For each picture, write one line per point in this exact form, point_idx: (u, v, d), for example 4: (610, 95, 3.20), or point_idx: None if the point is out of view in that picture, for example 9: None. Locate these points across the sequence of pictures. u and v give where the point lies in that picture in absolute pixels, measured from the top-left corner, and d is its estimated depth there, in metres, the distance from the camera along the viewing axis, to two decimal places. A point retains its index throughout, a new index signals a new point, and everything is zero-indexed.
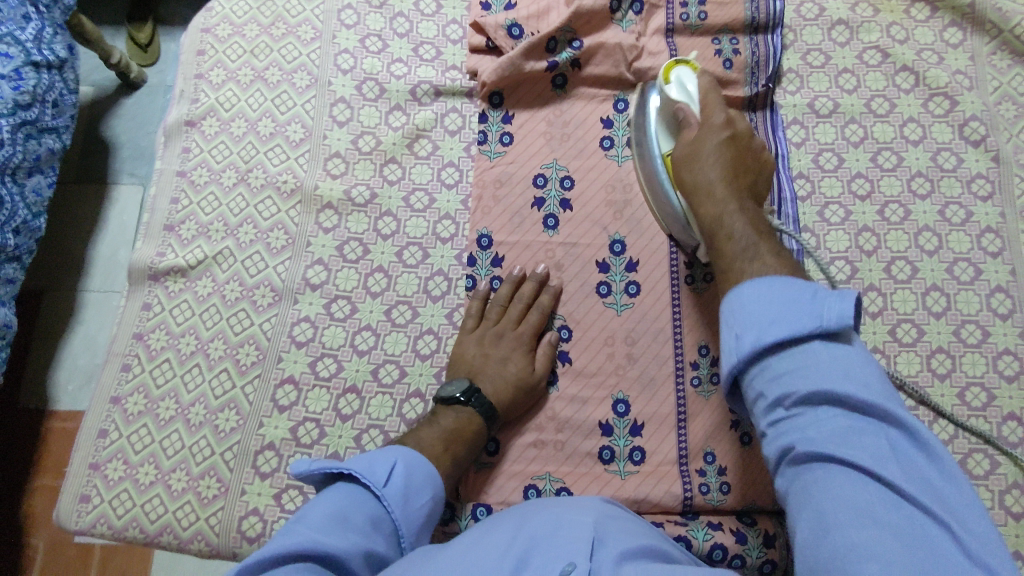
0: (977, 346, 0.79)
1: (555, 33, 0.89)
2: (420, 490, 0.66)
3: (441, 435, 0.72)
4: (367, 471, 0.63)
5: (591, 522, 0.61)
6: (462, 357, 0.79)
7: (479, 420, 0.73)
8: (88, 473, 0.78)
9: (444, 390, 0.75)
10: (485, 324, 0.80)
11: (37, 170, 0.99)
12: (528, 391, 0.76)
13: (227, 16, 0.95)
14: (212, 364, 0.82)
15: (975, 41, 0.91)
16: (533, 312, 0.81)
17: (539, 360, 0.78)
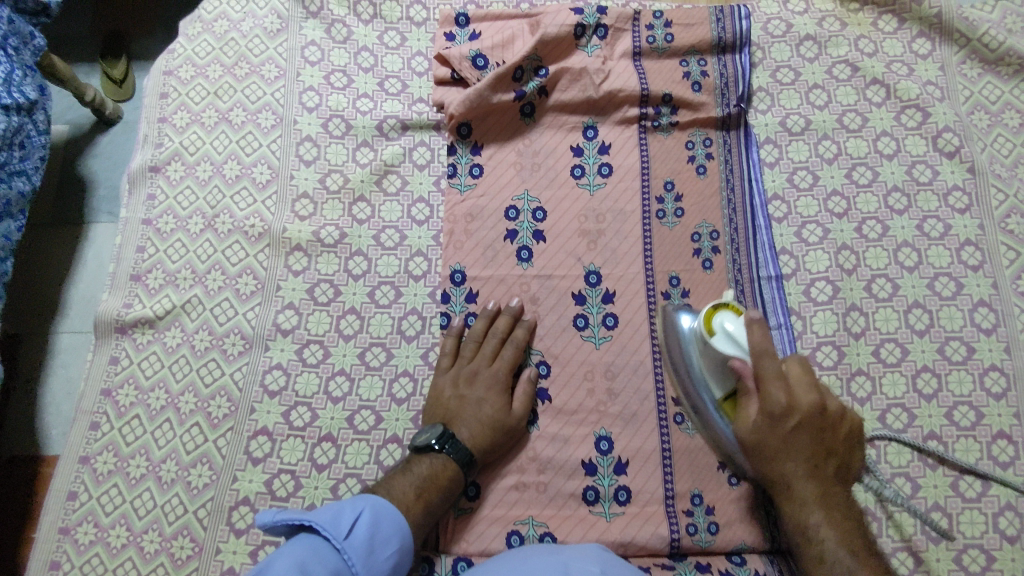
0: (963, 363, 0.78)
1: (522, 62, 0.87)
2: (386, 542, 0.64)
3: (414, 483, 0.70)
4: (330, 522, 0.62)
5: (598, 573, 0.61)
6: (438, 401, 0.77)
7: (455, 466, 0.71)
8: (58, 538, 0.76)
9: (419, 438, 0.73)
10: (460, 363, 0.78)
11: (8, 215, 0.97)
12: (507, 433, 0.74)
13: (188, 57, 0.94)
14: (183, 418, 0.79)
15: (945, 51, 0.90)
16: (507, 347, 0.79)
17: (517, 399, 0.76)
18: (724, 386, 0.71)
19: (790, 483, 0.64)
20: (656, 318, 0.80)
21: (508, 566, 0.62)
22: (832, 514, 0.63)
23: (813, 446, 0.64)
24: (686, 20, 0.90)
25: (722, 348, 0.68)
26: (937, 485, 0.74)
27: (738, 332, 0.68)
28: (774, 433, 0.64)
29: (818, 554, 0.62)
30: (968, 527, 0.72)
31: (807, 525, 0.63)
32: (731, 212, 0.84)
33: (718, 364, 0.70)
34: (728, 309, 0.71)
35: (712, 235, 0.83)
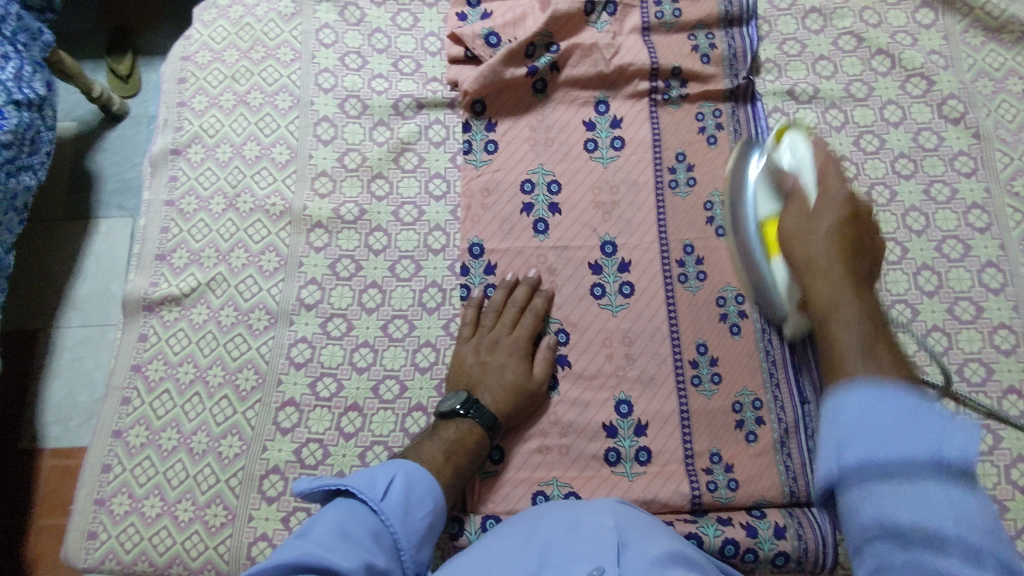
0: (972, 322, 0.80)
1: (533, 38, 0.89)
2: (420, 503, 0.66)
3: (443, 446, 0.72)
4: (366, 485, 0.64)
5: (611, 525, 0.62)
6: (461, 369, 0.79)
7: (480, 430, 0.74)
8: (94, 509, 0.78)
9: (443, 404, 0.75)
10: (481, 332, 0.80)
11: (13, 209, 0.99)
12: (529, 398, 0.76)
13: (205, 42, 0.96)
14: (212, 392, 0.81)
15: (948, 21, 0.92)
16: (526, 316, 0.81)
17: (537, 365, 0.78)
18: (774, 202, 0.73)
19: (837, 309, 0.50)
20: (671, 285, 0.82)
21: (526, 525, 0.64)
22: (872, 325, 0.48)
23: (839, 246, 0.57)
24: None
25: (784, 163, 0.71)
26: None
27: (795, 150, 0.70)
28: (827, 248, 0.57)
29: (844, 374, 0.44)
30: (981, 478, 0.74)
31: (837, 334, 0.47)
32: None
33: (775, 177, 0.72)
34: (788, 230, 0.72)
35: None
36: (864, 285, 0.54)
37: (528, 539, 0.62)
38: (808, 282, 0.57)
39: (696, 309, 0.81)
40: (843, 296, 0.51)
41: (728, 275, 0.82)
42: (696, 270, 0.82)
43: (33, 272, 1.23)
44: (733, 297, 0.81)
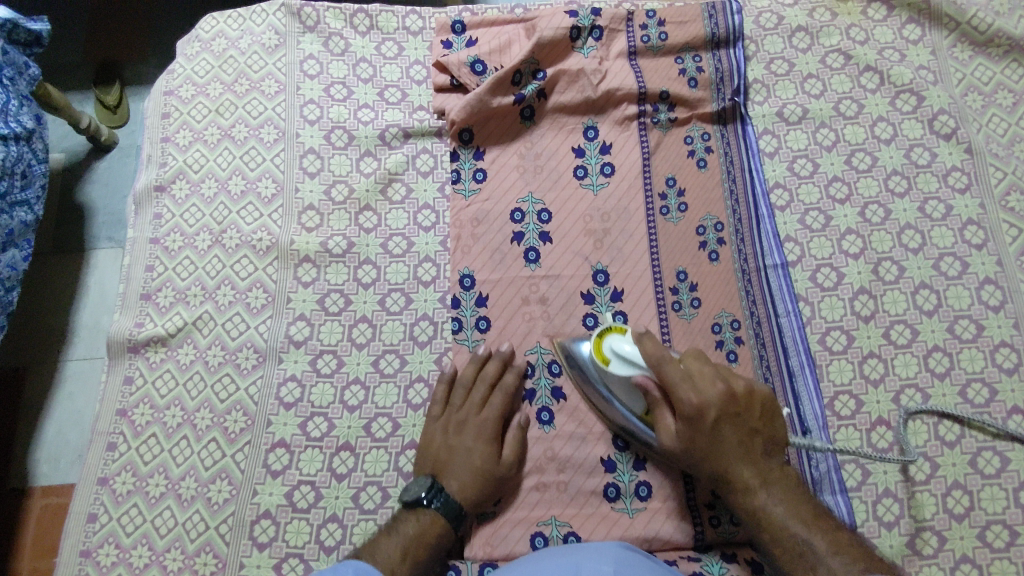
0: (973, 341, 0.78)
1: (519, 66, 0.88)
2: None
3: (400, 543, 0.68)
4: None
5: (610, 571, 0.61)
6: (430, 450, 0.75)
7: (443, 521, 0.71)
8: (80, 561, 0.75)
9: (408, 491, 0.72)
10: (450, 410, 0.77)
11: (12, 244, 0.97)
12: (497, 484, 0.73)
13: (188, 77, 0.95)
14: (200, 435, 0.79)
15: (935, 36, 0.92)
16: (497, 392, 0.77)
17: (507, 446, 0.74)
18: (637, 399, 0.72)
19: (734, 471, 0.68)
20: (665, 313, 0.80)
21: (521, 571, 0.63)
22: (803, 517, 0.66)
23: (739, 434, 0.68)
24: (679, 17, 0.91)
25: (621, 370, 0.71)
26: (957, 463, 0.74)
27: (633, 354, 0.71)
28: (710, 435, 0.68)
29: (801, 549, 0.65)
30: (990, 503, 0.72)
31: (774, 519, 0.66)
32: (734, 203, 0.85)
33: (623, 385, 0.72)
34: (615, 333, 0.73)
35: (716, 227, 0.84)
36: (754, 439, 0.68)
37: None
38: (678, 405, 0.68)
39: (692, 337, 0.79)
40: (755, 477, 0.67)
41: (722, 300, 0.80)
42: (691, 297, 0.81)
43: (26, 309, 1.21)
44: (728, 323, 0.79)
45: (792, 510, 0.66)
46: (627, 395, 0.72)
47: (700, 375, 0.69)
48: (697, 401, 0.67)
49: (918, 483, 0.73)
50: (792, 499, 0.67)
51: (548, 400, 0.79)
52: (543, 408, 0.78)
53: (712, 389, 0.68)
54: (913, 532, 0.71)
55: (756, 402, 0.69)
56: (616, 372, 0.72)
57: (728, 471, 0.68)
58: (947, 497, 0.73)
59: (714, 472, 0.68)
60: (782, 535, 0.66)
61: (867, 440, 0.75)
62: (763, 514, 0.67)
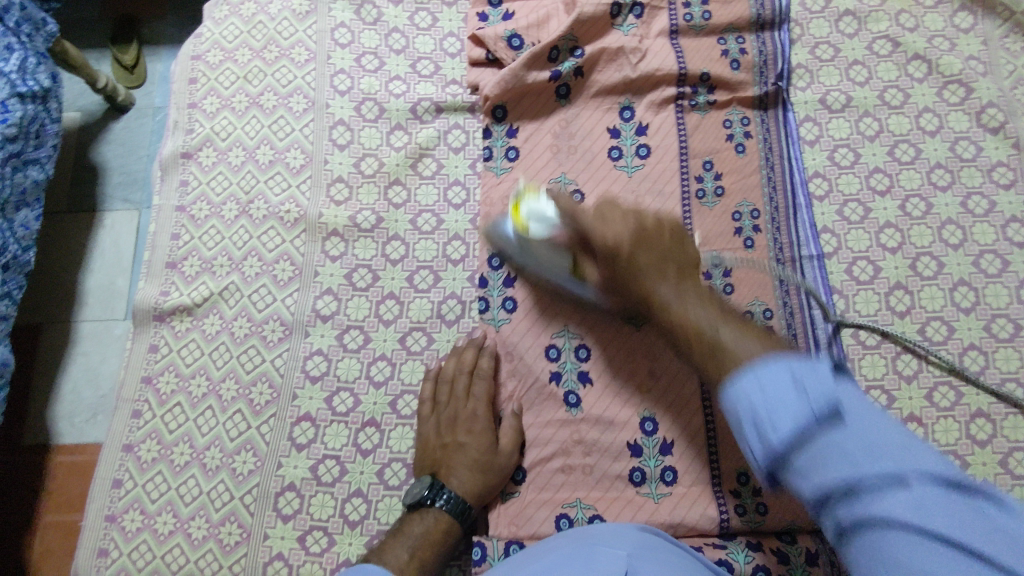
0: (1009, 341, 0.77)
1: (556, 42, 0.86)
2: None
3: (407, 546, 0.68)
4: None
5: (625, 556, 0.60)
6: (426, 450, 0.75)
7: (447, 518, 0.70)
8: (105, 526, 0.76)
9: (409, 492, 0.71)
10: (440, 408, 0.76)
11: (24, 204, 0.97)
12: (499, 473, 0.73)
13: (216, 41, 0.93)
14: (225, 405, 0.79)
15: (987, 25, 0.89)
16: (484, 384, 0.76)
17: (503, 436, 0.74)
18: (568, 257, 0.76)
19: (663, 295, 0.66)
20: None
21: (536, 560, 0.62)
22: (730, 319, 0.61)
23: (653, 261, 0.67)
24: None
25: (540, 231, 0.76)
26: (987, 463, 0.73)
27: (545, 213, 0.76)
28: (610, 223, 0.70)
29: (710, 345, 0.58)
30: None
31: (680, 314, 0.64)
32: (771, 190, 0.83)
33: (547, 247, 0.76)
34: (529, 197, 0.77)
35: (752, 214, 0.82)
36: (667, 266, 0.67)
37: (541, 573, 0.59)
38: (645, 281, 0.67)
39: None
40: (670, 291, 0.66)
41: (756, 289, 0.79)
42: (723, 284, 0.80)
43: (44, 267, 1.20)
44: (761, 312, 0.78)
45: (713, 311, 0.62)
46: (551, 255, 0.76)
47: (612, 214, 0.71)
48: (610, 239, 0.69)
49: None
50: (715, 306, 0.63)
51: (574, 384, 0.78)
52: (569, 391, 0.77)
53: (617, 226, 0.70)
54: None
55: (664, 227, 0.70)
56: (536, 236, 0.76)
57: (638, 272, 0.68)
58: None
59: (639, 294, 0.68)
60: (691, 329, 0.62)
61: None
62: (677, 310, 0.64)
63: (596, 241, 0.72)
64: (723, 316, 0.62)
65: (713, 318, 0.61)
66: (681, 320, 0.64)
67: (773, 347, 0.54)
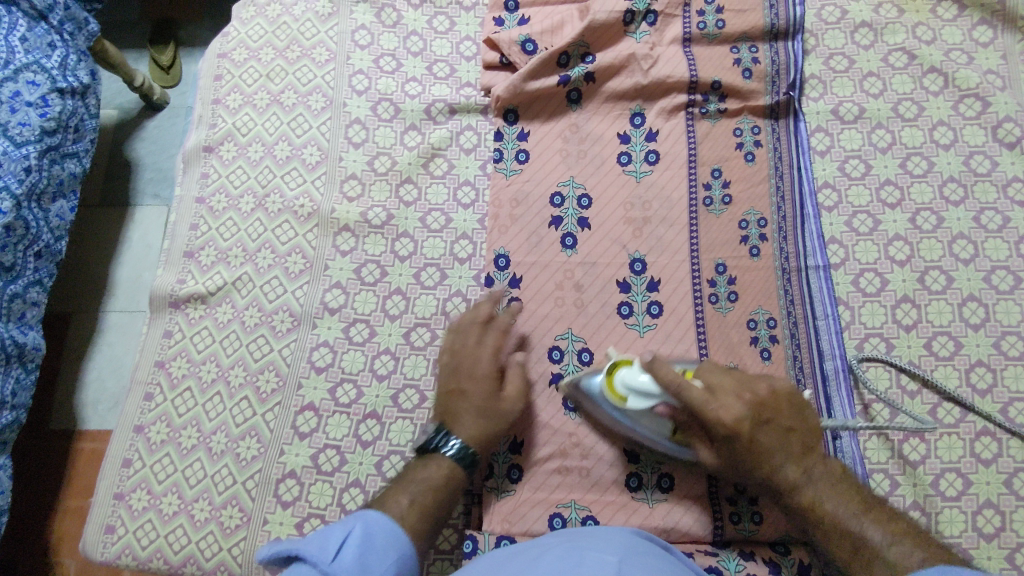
0: (1019, 359, 0.76)
1: (567, 48, 0.87)
2: (384, 554, 0.58)
3: (411, 487, 0.66)
4: (317, 548, 0.54)
5: (616, 560, 0.58)
6: (438, 401, 0.74)
7: (454, 463, 0.69)
8: (113, 503, 0.79)
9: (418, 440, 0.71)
10: (452, 359, 0.75)
11: (60, 195, 1.00)
12: (503, 420, 0.72)
13: (242, 40, 0.96)
14: (233, 391, 0.81)
15: (1007, 39, 0.88)
16: (489, 334, 0.76)
17: (508, 386, 0.74)
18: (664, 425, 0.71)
19: (801, 484, 0.65)
20: (701, 305, 0.79)
21: (528, 557, 0.62)
22: (854, 506, 0.63)
23: (776, 437, 0.66)
24: (738, 6, 0.89)
25: (640, 405, 0.70)
26: (991, 482, 0.72)
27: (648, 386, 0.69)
28: (728, 400, 0.67)
29: (856, 545, 0.61)
30: (1022, 526, 0.70)
31: (822, 508, 0.64)
32: (779, 200, 0.83)
33: (646, 414, 0.71)
34: (625, 365, 0.72)
35: (759, 223, 0.82)
36: (792, 438, 0.66)
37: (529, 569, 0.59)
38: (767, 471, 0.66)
39: (726, 332, 0.78)
40: (796, 475, 0.65)
41: (760, 298, 0.79)
42: (727, 291, 0.80)
43: (75, 260, 1.25)
44: (764, 321, 0.78)
45: (853, 509, 0.63)
46: (652, 423, 0.71)
47: (723, 389, 0.68)
48: (725, 417, 0.66)
49: (948, 498, 0.71)
50: (787, 444, 0.66)
51: None
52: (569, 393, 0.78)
53: (735, 401, 0.67)
54: None
55: (784, 399, 0.68)
56: (634, 407, 0.70)
57: (767, 458, 0.66)
58: (976, 516, 0.71)
59: (783, 486, 0.65)
60: (816, 506, 0.64)
61: (899, 452, 0.73)
62: (813, 503, 0.64)
63: (688, 398, 0.67)
64: (801, 458, 0.66)
65: (863, 514, 0.63)
66: (820, 505, 0.64)
67: (897, 534, 0.61)
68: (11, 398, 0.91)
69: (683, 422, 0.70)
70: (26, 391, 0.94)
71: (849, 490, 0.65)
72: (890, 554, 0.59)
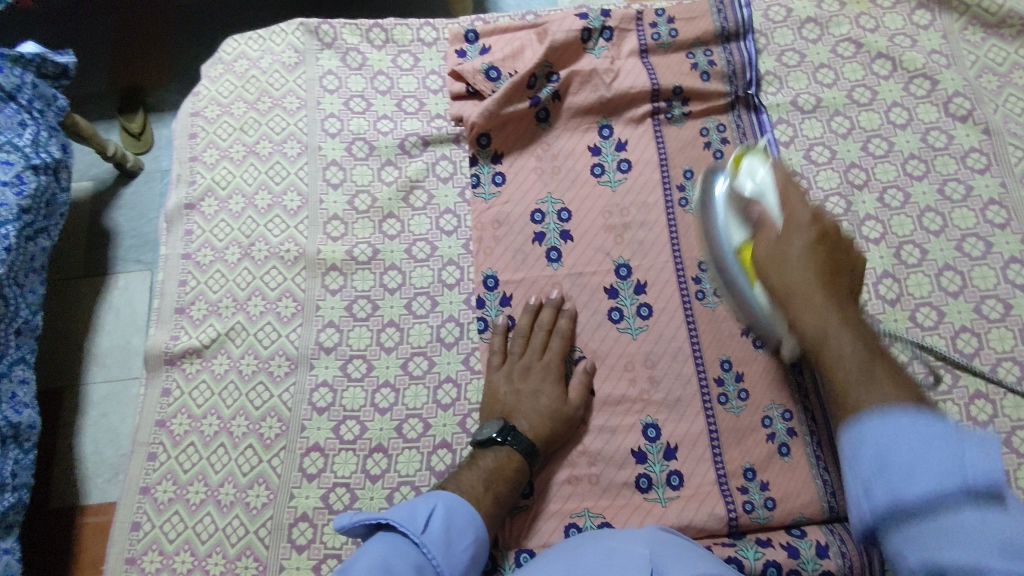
0: (1001, 320, 0.78)
1: (533, 70, 0.90)
2: (462, 533, 0.64)
3: (480, 476, 0.70)
4: (406, 519, 0.63)
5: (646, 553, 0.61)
6: (494, 397, 0.78)
7: (519, 457, 0.72)
8: (125, 569, 0.77)
9: (481, 432, 0.73)
10: (511, 359, 0.79)
11: (33, 271, 1.01)
12: (566, 423, 0.75)
13: (213, 97, 0.98)
14: (236, 442, 0.81)
15: (946, 20, 0.92)
16: (555, 337, 0.80)
17: (573, 388, 0.77)
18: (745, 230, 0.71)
19: (850, 393, 0.46)
20: (689, 302, 0.81)
21: (558, 554, 0.63)
22: (873, 354, 0.49)
23: (825, 275, 0.56)
24: (689, 14, 0.93)
25: (746, 188, 0.70)
26: None
27: (762, 183, 0.68)
28: (799, 269, 0.57)
29: (848, 395, 0.47)
30: None
31: (837, 367, 0.49)
32: None
33: (740, 210, 0.72)
34: (758, 154, 0.72)
35: None
36: (839, 277, 0.56)
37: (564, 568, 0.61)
38: (772, 270, 0.60)
39: (717, 326, 0.80)
40: (825, 312, 0.53)
41: None
42: (713, 286, 0.82)
43: (61, 333, 1.25)
44: None
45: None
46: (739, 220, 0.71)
47: (796, 209, 0.61)
48: (785, 216, 0.61)
49: None
50: (860, 327, 0.52)
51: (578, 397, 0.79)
52: None
53: (807, 210, 0.60)
54: None
55: (848, 254, 0.58)
56: (739, 187, 0.71)
57: (825, 335, 0.52)
58: None
59: (810, 341, 0.54)
60: (843, 382, 0.48)
61: None
62: (821, 339, 0.53)
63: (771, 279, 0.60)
64: (862, 350, 0.50)
65: (856, 349, 0.50)
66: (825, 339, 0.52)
67: (865, 336, 0.51)
68: (11, 479, 0.89)
69: (764, 219, 0.67)
70: (27, 470, 0.92)
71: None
72: (868, 397, 0.45)
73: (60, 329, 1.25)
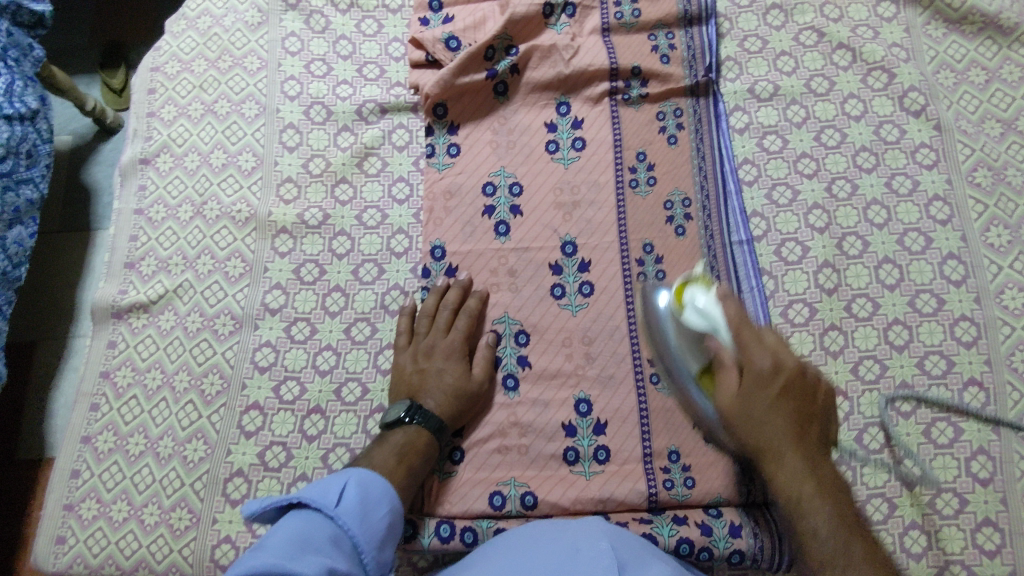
0: (932, 315, 0.79)
1: (492, 42, 0.90)
2: (377, 505, 0.65)
3: (393, 451, 0.72)
4: (318, 495, 0.62)
5: (608, 547, 0.61)
6: (403, 379, 0.79)
7: (428, 432, 0.74)
8: (63, 514, 0.79)
9: (390, 413, 0.75)
10: (417, 339, 0.80)
11: (17, 221, 1.00)
12: (472, 400, 0.77)
13: (174, 53, 0.97)
14: (178, 396, 0.82)
15: (909, 13, 0.92)
16: (461, 317, 0.81)
17: (477, 363, 0.79)
18: (701, 358, 0.69)
19: (802, 512, 0.61)
20: (631, 283, 0.82)
21: (519, 548, 0.63)
22: (845, 523, 0.60)
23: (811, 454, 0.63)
24: None
25: (696, 324, 0.68)
26: (911, 433, 0.75)
27: (709, 308, 0.68)
28: (761, 404, 0.63)
29: (809, 529, 0.61)
30: (941, 472, 0.73)
31: (801, 513, 0.61)
32: (702, 179, 0.86)
33: (693, 339, 0.69)
34: (698, 283, 0.71)
35: (683, 203, 0.85)
36: (807, 426, 0.64)
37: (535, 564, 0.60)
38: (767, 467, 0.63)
39: None
40: (809, 485, 0.62)
41: (688, 273, 0.82)
42: (656, 269, 0.83)
43: (42, 281, 1.23)
44: None
45: (838, 515, 0.61)
46: (690, 349, 0.69)
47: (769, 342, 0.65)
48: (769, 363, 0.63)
49: (872, 451, 0.75)
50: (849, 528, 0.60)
51: (513, 367, 0.80)
52: (508, 375, 0.80)
53: (764, 358, 0.64)
54: (864, 498, 0.73)
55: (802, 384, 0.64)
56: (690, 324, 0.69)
57: (774, 447, 0.63)
58: (899, 466, 0.74)
59: (783, 499, 0.62)
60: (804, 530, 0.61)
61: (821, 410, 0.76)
62: (797, 503, 0.61)
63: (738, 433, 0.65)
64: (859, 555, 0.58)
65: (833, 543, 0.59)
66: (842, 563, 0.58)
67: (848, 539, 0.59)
68: None
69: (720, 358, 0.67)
70: None
71: (843, 504, 0.61)
72: (820, 525, 0.60)
73: (41, 276, 1.24)
